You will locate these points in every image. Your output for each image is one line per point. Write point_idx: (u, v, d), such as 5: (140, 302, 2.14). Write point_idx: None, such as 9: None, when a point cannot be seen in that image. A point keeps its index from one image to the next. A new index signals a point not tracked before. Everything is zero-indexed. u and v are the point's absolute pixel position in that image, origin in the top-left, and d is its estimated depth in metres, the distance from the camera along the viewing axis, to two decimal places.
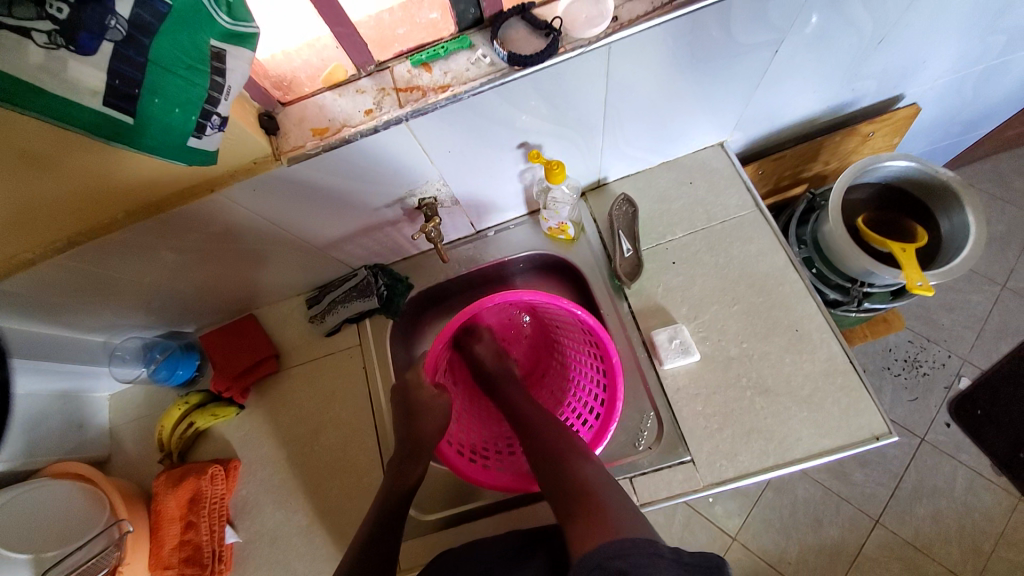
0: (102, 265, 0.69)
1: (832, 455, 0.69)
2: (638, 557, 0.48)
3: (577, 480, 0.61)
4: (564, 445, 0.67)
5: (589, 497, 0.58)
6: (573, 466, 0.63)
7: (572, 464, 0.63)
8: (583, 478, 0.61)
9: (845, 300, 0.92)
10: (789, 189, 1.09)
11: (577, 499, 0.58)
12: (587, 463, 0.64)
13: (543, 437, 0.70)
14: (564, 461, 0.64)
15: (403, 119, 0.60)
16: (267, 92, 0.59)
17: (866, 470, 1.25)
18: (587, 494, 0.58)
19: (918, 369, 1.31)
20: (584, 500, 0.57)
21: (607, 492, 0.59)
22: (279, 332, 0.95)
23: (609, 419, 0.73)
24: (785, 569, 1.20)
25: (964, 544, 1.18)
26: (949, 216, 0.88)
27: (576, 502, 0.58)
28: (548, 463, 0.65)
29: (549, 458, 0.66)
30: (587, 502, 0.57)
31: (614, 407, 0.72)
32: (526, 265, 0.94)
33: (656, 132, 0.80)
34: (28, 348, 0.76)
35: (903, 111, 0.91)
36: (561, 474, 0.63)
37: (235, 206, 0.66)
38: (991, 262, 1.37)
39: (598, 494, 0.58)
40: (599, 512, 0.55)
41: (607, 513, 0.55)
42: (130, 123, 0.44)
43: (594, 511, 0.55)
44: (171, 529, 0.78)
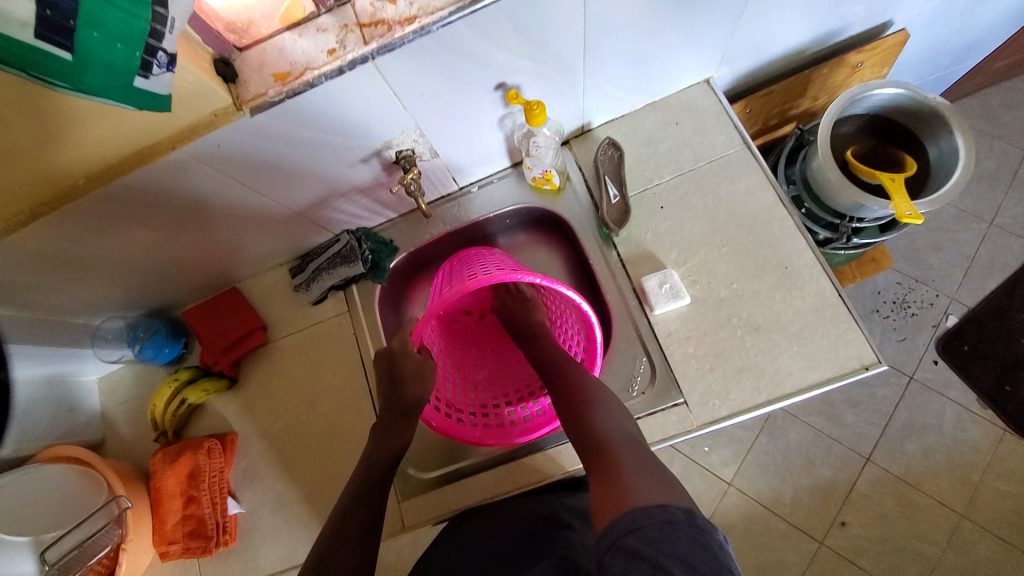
0: (69, 241, 0.66)
1: (823, 387, 0.70)
2: (650, 531, 0.47)
3: (598, 435, 0.62)
4: (578, 393, 0.67)
5: (612, 456, 0.59)
6: (591, 419, 0.64)
7: (589, 415, 0.64)
8: (605, 432, 0.62)
9: (835, 237, 0.91)
10: (777, 128, 1.07)
11: (600, 459, 0.59)
12: (606, 412, 0.64)
13: (559, 385, 0.70)
14: (582, 412, 0.65)
15: (368, 57, 0.56)
16: (222, 36, 0.54)
17: (857, 410, 1.27)
18: (610, 453, 0.59)
19: (906, 309, 1.32)
20: (605, 458, 0.59)
21: (628, 449, 0.59)
22: (264, 305, 0.92)
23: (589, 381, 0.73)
24: (781, 509, 1.23)
25: (953, 475, 1.21)
26: (937, 141, 0.87)
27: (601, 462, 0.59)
28: (567, 413, 0.66)
29: (568, 409, 0.66)
30: (610, 461, 0.58)
31: (594, 361, 0.74)
32: (512, 220, 0.92)
33: (638, 68, 0.76)
34: (8, 334, 0.74)
35: (891, 39, 0.89)
36: (583, 426, 0.64)
37: (201, 166, 0.62)
38: (978, 199, 1.36)
39: (619, 452, 0.59)
40: (618, 474, 0.56)
41: (629, 473, 0.55)
42: (70, 61, 0.42)
43: (616, 471, 0.56)
44: (173, 504, 0.77)
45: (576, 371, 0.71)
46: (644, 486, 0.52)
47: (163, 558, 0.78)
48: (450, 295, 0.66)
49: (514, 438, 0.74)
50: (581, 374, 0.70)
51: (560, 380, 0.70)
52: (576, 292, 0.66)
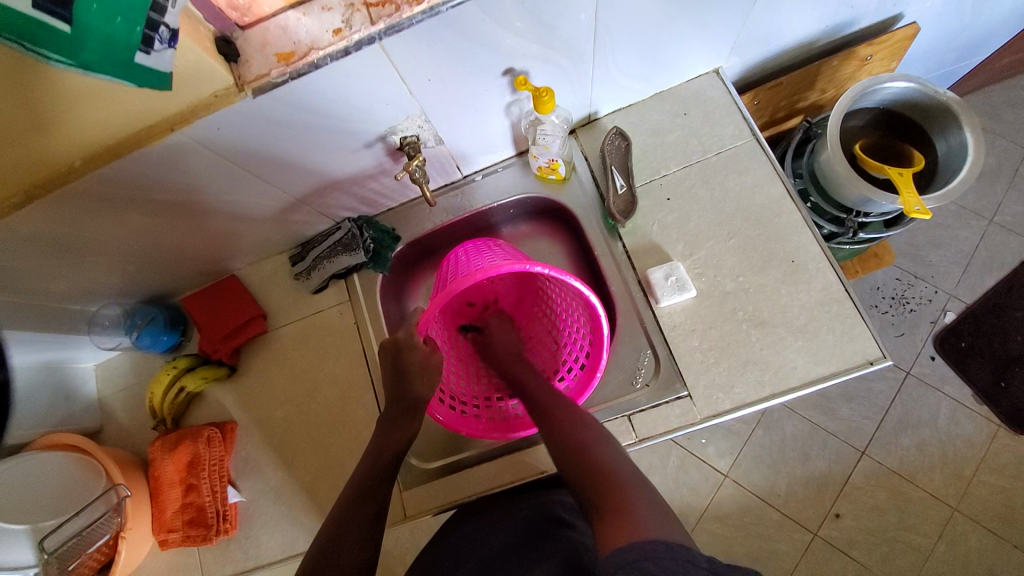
0: (67, 225, 0.64)
1: (826, 381, 0.69)
2: (671, 561, 0.43)
3: (600, 471, 0.57)
4: (580, 428, 0.63)
5: (616, 495, 0.54)
6: (594, 454, 0.60)
7: (592, 451, 0.60)
8: (607, 469, 0.57)
9: (841, 232, 0.90)
10: (784, 121, 1.06)
11: (604, 498, 0.54)
12: (610, 449, 0.60)
13: (554, 421, 0.65)
14: (585, 446, 0.61)
15: (376, 37, 0.55)
16: (223, 14, 0.53)
17: (854, 404, 1.28)
18: (615, 491, 0.54)
19: (905, 305, 1.32)
20: (609, 497, 0.54)
21: (633, 485, 0.55)
22: (263, 293, 0.91)
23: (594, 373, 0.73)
24: (776, 500, 1.24)
25: (947, 469, 1.22)
26: (945, 137, 0.86)
27: (607, 502, 0.53)
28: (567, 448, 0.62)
29: (565, 445, 0.62)
30: (615, 500, 0.53)
31: (600, 353, 0.73)
32: (515, 211, 0.91)
33: (647, 57, 0.75)
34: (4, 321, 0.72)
35: (902, 32, 0.87)
36: (581, 463, 0.59)
37: (201, 148, 0.61)
38: (979, 197, 1.36)
39: (623, 489, 0.54)
40: (628, 512, 0.51)
41: (637, 512, 0.51)
42: (68, 33, 0.43)
43: (625, 508, 0.51)
44: (172, 492, 0.77)
45: (569, 407, 0.67)
46: (655, 527, 0.48)
47: (162, 546, 0.77)
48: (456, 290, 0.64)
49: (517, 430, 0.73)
50: (575, 409, 0.66)
51: (555, 415, 0.66)
52: (585, 284, 0.65)
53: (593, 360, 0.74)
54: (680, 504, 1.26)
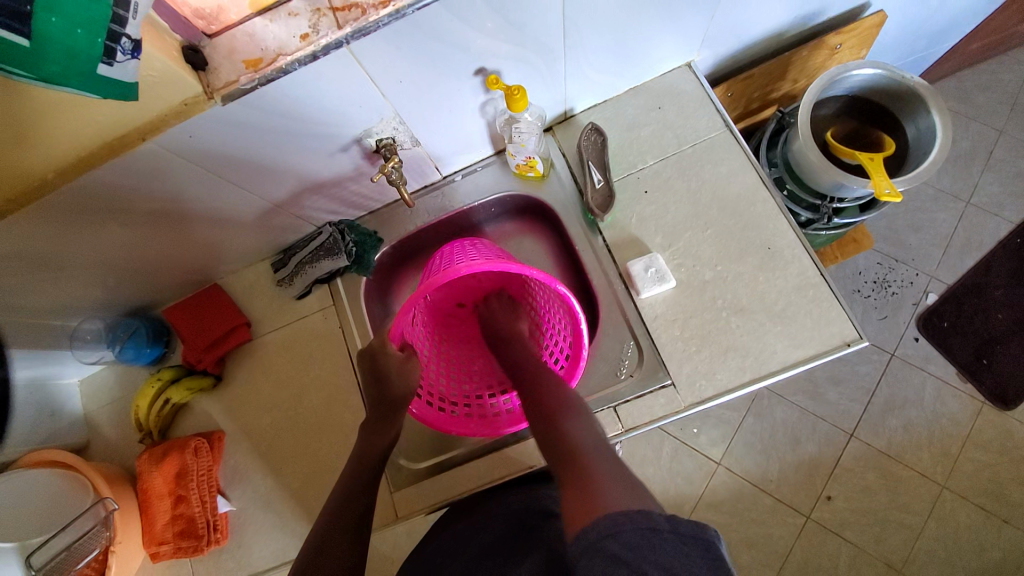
0: (42, 241, 0.64)
1: (806, 364, 0.71)
2: (633, 537, 0.42)
3: (570, 443, 0.58)
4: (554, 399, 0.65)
5: (579, 461, 0.55)
6: (564, 427, 0.60)
7: (562, 425, 0.61)
8: (576, 438, 0.58)
9: (816, 218, 0.92)
10: (758, 111, 1.07)
11: (569, 463, 0.55)
12: (580, 421, 0.61)
13: (536, 401, 0.66)
14: (556, 420, 0.62)
15: (343, 42, 0.55)
16: (189, 23, 0.53)
17: (840, 388, 1.30)
18: (580, 458, 0.55)
19: (887, 288, 1.34)
20: (573, 464, 0.55)
21: (601, 455, 0.55)
22: (247, 301, 0.91)
23: (575, 367, 0.73)
24: (768, 485, 1.26)
25: (933, 447, 1.25)
26: (914, 121, 0.88)
27: (571, 469, 0.54)
28: (541, 421, 0.63)
29: (543, 421, 0.63)
30: (580, 467, 0.54)
31: (579, 352, 0.73)
32: (497, 210, 0.92)
33: (618, 52, 0.76)
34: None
35: (869, 21, 0.89)
36: (555, 436, 0.60)
37: (175, 158, 0.61)
38: (955, 180, 1.39)
39: (590, 457, 0.55)
40: (588, 477, 0.51)
41: (597, 477, 0.51)
42: (27, 48, 0.41)
43: (585, 475, 0.52)
44: (161, 505, 0.77)
45: (554, 387, 0.67)
46: (612, 490, 0.49)
47: (153, 559, 0.77)
48: (428, 286, 0.64)
49: (502, 427, 0.73)
50: (559, 388, 0.67)
51: (538, 394, 0.66)
52: (548, 275, 0.65)
53: (575, 352, 0.74)
54: (674, 494, 1.28)
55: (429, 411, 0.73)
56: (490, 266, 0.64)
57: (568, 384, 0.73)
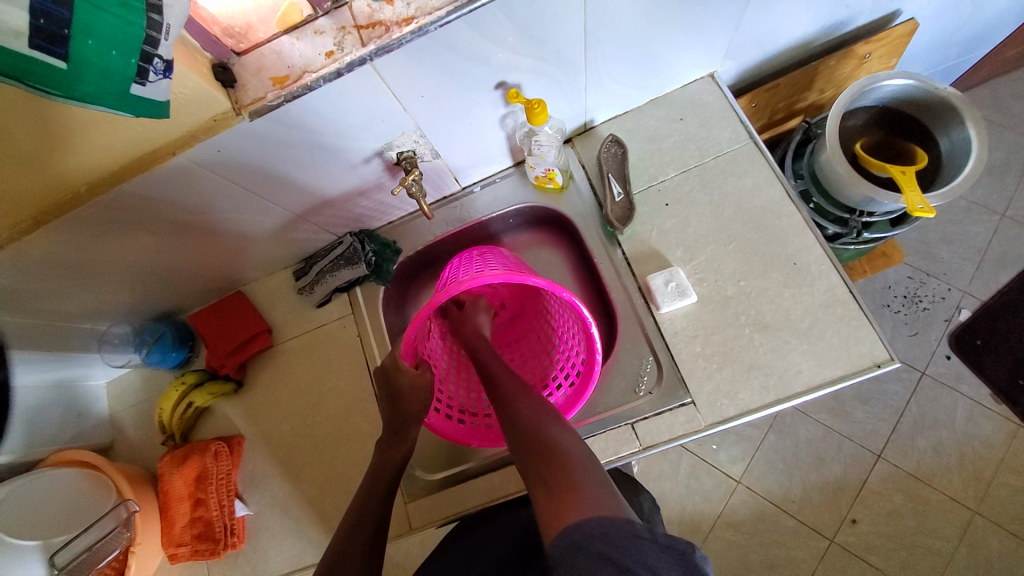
0: (77, 247, 0.66)
1: (834, 385, 0.68)
2: (618, 539, 0.42)
3: (552, 449, 0.54)
4: (539, 409, 0.61)
5: (564, 471, 0.51)
6: (547, 433, 0.56)
7: (544, 431, 0.57)
8: (558, 446, 0.55)
9: (844, 233, 0.89)
10: (783, 123, 1.05)
11: (550, 471, 0.52)
12: (564, 429, 0.57)
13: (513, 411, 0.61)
14: (539, 426, 0.58)
15: (366, 59, 0.56)
16: (219, 40, 0.54)
17: (868, 406, 1.26)
18: (563, 466, 0.52)
19: (918, 303, 1.29)
20: (556, 471, 0.51)
21: (584, 466, 0.52)
22: (268, 308, 0.93)
23: (587, 382, 0.72)
24: (790, 505, 1.22)
25: (967, 471, 1.19)
26: (949, 134, 0.85)
27: (553, 480, 0.51)
28: (519, 427, 0.59)
29: (522, 425, 0.59)
30: (565, 476, 0.51)
31: (593, 367, 0.71)
32: (515, 220, 0.92)
33: (639, 63, 0.75)
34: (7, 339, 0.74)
35: (900, 30, 0.87)
36: (536, 444, 0.56)
37: (203, 170, 0.63)
38: (990, 191, 1.34)
39: (574, 467, 0.52)
40: (576, 487, 0.49)
41: (581, 490, 0.48)
42: (64, 70, 0.42)
43: (567, 487, 0.49)
44: (180, 507, 0.78)
45: (528, 397, 0.63)
46: (597, 504, 0.46)
47: (171, 561, 0.79)
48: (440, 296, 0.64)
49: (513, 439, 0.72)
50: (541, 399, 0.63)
51: (517, 399, 0.63)
52: (552, 283, 0.64)
53: (589, 367, 0.73)
54: (692, 511, 1.25)
55: (442, 421, 0.73)
56: (491, 278, 0.64)
57: (580, 399, 0.72)
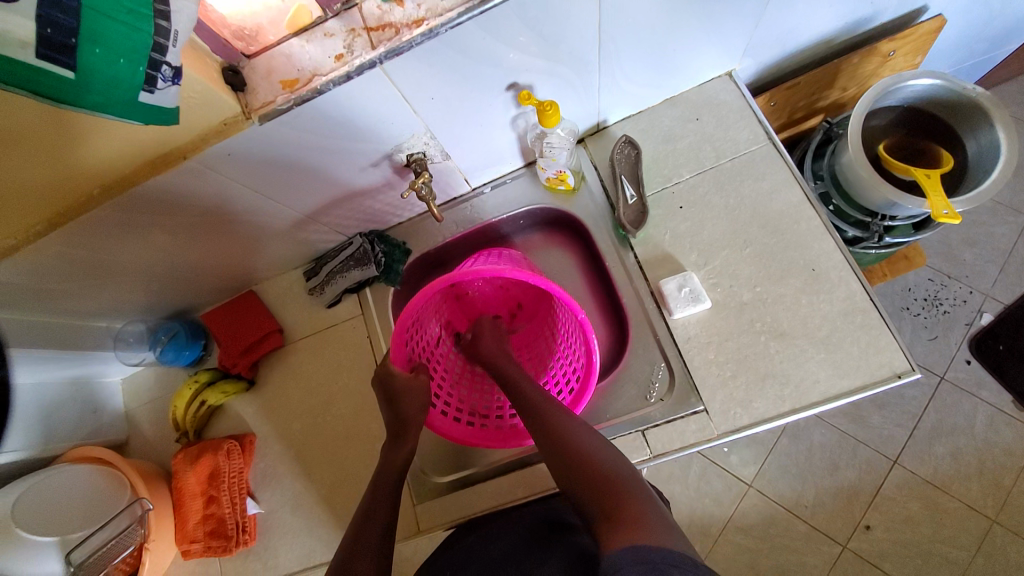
0: (91, 247, 0.67)
1: (853, 396, 0.66)
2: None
3: (605, 475, 0.54)
4: (579, 430, 0.60)
5: (624, 499, 0.51)
6: (597, 458, 0.56)
7: (592, 455, 0.56)
8: (613, 473, 0.54)
9: (865, 236, 0.86)
10: (803, 121, 1.02)
11: (610, 500, 0.51)
12: (613, 454, 0.57)
13: (552, 429, 0.60)
14: (584, 448, 0.57)
15: (376, 61, 0.55)
16: (229, 44, 0.54)
17: (885, 411, 1.23)
18: (622, 495, 0.51)
19: (939, 307, 1.26)
20: (617, 500, 0.51)
21: (640, 491, 0.52)
22: (279, 307, 0.93)
23: (589, 379, 0.71)
24: (802, 511, 1.20)
25: (986, 479, 1.16)
26: (976, 136, 0.82)
27: (612, 506, 0.50)
28: (563, 450, 0.57)
29: (566, 449, 0.57)
30: (625, 505, 0.50)
31: (593, 367, 0.70)
32: (526, 221, 0.91)
33: (654, 63, 0.73)
34: (8, 339, 0.73)
35: (927, 25, 0.83)
36: (585, 469, 0.55)
37: (214, 173, 0.63)
38: (1017, 191, 1.29)
39: (632, 495, 0.51)
40: (637, 517, 0.48)
41: (647, 518, 0.48)
42: (72, 79, 0.42)
43: (630, 515, 0.49)
44: (194, 503, 0.80)
45: (564, 412, 0.62)
46: (662, 530, 0.47)
47: (184, 556, 0.80)
48: (430, 287, 0.66)
49: (517, 437, 0.71)
50: (572, 417, 0.61)
51: (550, 418, 0.61)
52: (526, 270, 0.64)
53: (589, 367, 0.72)
54: (702, 515, 1.24)
55: (449, 424, 0.73)
56: (466, 271, 0.64)
57: (583, 398, 0.71)
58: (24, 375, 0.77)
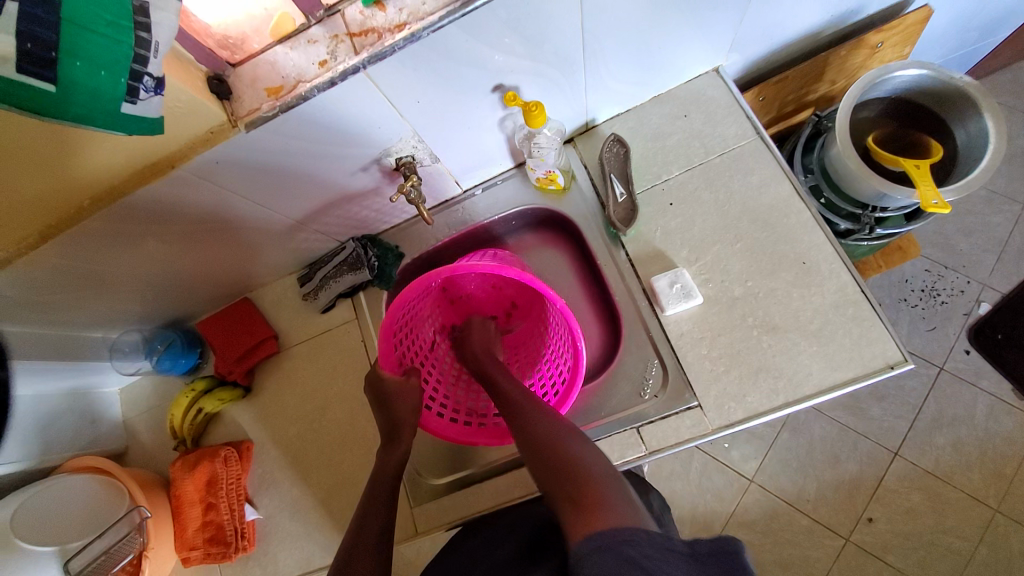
0: (83, 258, 0.67)
1: (847, 387, 0.66)
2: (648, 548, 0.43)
3: (572, 465, 0.54)
4: (551, 423, 0.60)
5: (586, 486, 0.51)
6: (563, 449, 0.56)
7: (560, 448, 0.56)
8: (579, 461, 0.54)
9: (856, 229, 0.87)
10: (793, 115, 1.02)
11: (574, 489, 0.51)
12: (582, 444, 0.56)
13: (527, 425, 0.61)
14: (554, 442, 0.57)
15: (359, 67, 0.56)
16: (214, 52, 0.55)
17: (884, 403, 1.23)
18: (585, 482, 0.51)
19: (935, 298, 1.26)
20: (580, 487, 0.51)
21: (604, 475, 0.52)
22: (275, 313, 0.93)
23: (578, 374, 0.71)
24: (804, 504, 1.20)
25: (986, 468, 1.16)
26: (964, 125, 0.82)
27: (574, 492, 0.50)
28: (535, 446, 0.57)
29: (537, 444, 0.57)
30: (587, 492, 0.50)
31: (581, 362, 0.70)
32: (518, 222, 0.91)
33: (641, 61, 0.74)
34: (11, 345, 0.74)
35: (914, 16, 0.84)
36: (552, 461, 0.55)
37: (203, 181, 0.63)
38: (1011, 180, 1.29)
39: (597, 482, 0.51)
40: (597, 502, 0.48)
41: (608, 500, 0.49)
42: (53, 93, 0.42)
43: (591, 501, 0.49)
44: (193, 511, 0.80)
45: (537, 406, 0.63)
46: (622, 512, 0.47)
47: (185, 564, 0.81)
48: (411, 288, 0.66)
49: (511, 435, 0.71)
50: (546, 412, 0.62)
51: (527, 415, 0.62)
52: (499, 265, 0.64)
53: (577, 362, 0.71)
54: (704, 511, 1.24)
55: (444, 425, 0.73)
56: (439, 271, 0.65)
57: (572, 392, 0.70)
58: (22, 385, 0.78)
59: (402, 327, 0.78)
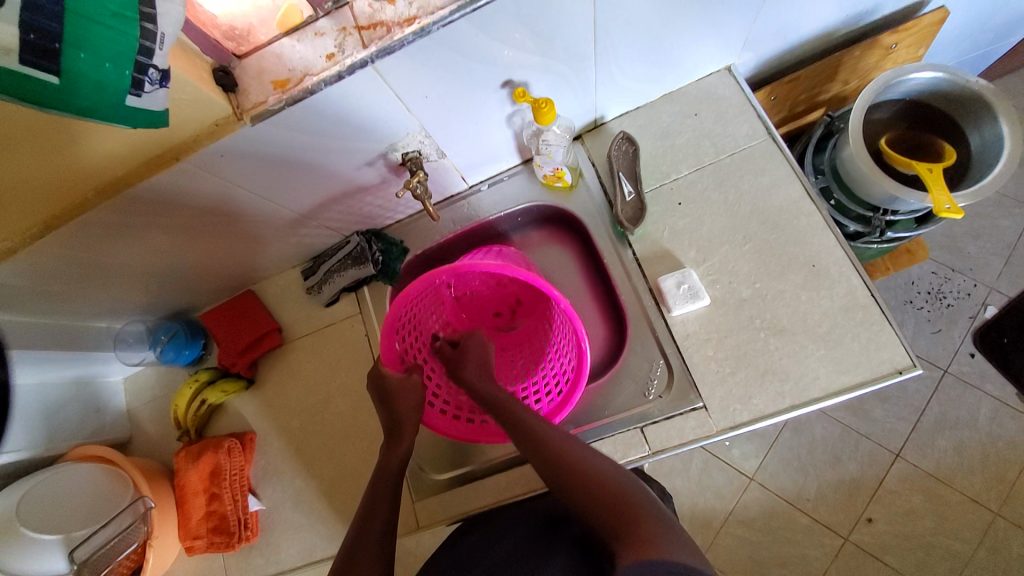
0: (89, 249, 0.67)
1: (854, 391, 0.66)
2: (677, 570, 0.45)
3: (606, 489, 0.56)
4: (566, 442, 0.60)
5: (630, 513, 0.53)
6: (592, 472, 0.57)
7: (589, 471, 0.57)
8: (611, 485, 0.56)
9: (866, 231, 0.86)
10: (804, 115, 1.01)
11: (618, 516, 0.53)
12: (604, 463, 0.59)
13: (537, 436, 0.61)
14: (579, 462, 0.58)
15: (367, 61, 0.55)
16: (220, 44, 0.54)
17: (887, 406, 1.22)
18: (628, 508, 0.54)
19: (942, 301, 1.25)
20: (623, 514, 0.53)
21: (639, 498, 0.55)
22: (279, 306, 0.93)
23: (581, 372, 0.70)
24: (804, 504, 1.20)
25: (988, 472, 1.16)
26: (979, 129, 0.80)
27: (626, 522, 0.52)
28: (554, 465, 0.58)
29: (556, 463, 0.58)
30: (633, 519, 0.52)
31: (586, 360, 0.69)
32: (524, 218, 0.90)
33: (652, 58, 0.72)
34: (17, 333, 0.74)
35: (933, 16, 0.82)
36: (583, 484, 0.56)
37: (208, 174, 0.63)
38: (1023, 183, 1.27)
39: (638, 507, 0.54)
40: (646, 531, 0.51)
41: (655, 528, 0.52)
42: (57, 85, 0.41)
43: (636, 529, 0.51)
44: (196, 500, 0.80)
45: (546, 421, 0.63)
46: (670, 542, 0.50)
47: (189, 552, 0.81)
48: (415, 286, 0.66)
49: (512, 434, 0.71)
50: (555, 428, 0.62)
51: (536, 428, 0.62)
52: (504, 264, 0.63)
53: (581, 360, 0.71)
54: (704, 508, 1.24)
55: (446, 423, 0.74)
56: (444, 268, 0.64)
57: (575, 391, 0.70)
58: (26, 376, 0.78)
59: (405, 323, 0.78)
